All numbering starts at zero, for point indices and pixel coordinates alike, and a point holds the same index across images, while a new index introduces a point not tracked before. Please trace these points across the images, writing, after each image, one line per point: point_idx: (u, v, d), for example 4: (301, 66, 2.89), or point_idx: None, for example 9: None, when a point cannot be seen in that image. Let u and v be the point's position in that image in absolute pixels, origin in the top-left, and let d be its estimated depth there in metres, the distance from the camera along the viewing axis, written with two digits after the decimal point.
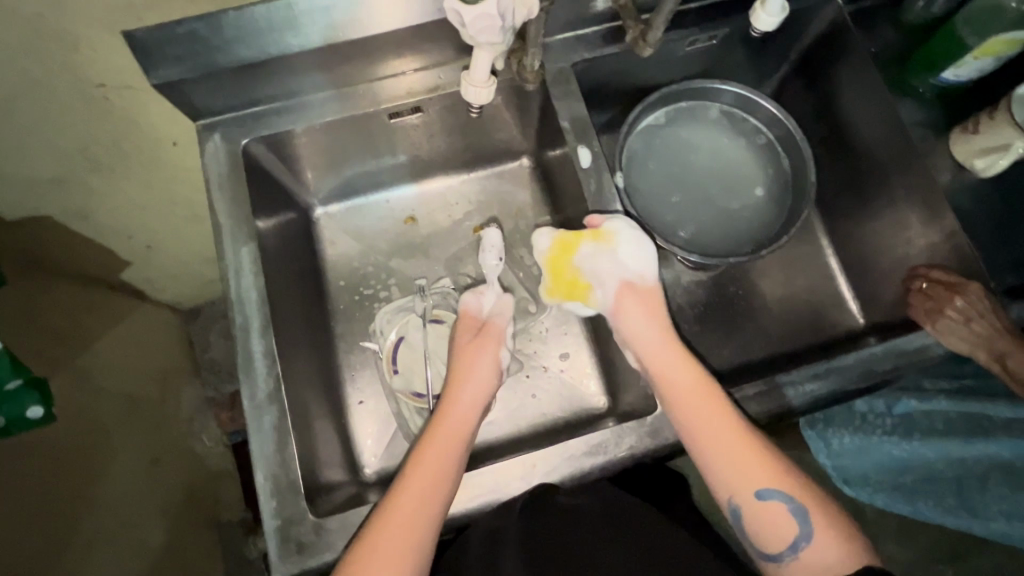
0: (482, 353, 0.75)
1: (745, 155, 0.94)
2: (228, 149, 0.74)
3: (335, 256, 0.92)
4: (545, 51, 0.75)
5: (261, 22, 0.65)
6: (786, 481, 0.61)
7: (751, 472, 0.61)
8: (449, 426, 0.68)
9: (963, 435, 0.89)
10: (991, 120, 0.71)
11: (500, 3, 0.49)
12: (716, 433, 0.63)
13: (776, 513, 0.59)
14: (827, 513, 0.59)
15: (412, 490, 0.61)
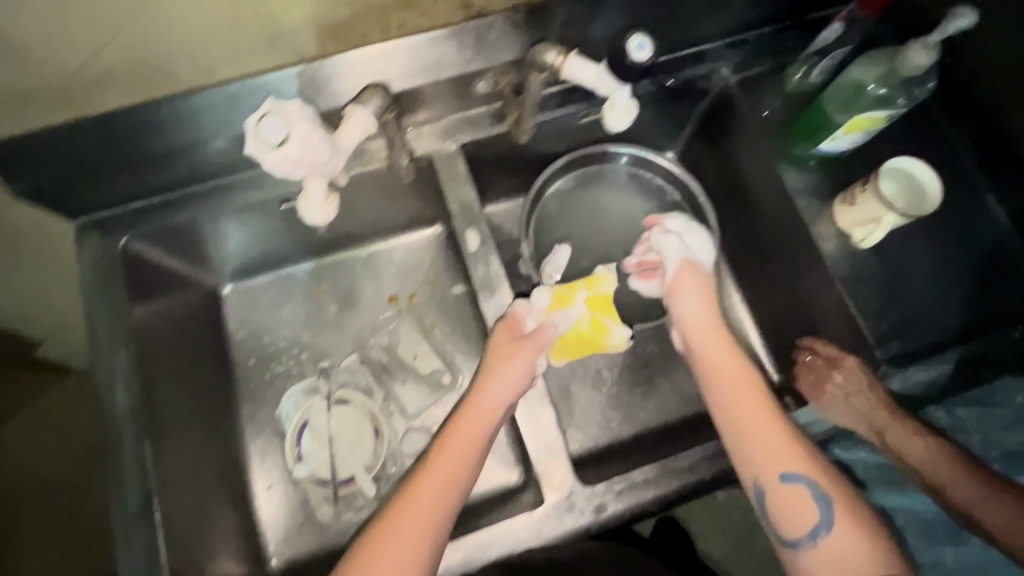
0: (525, 355, 0.71)
1: (655, 215, 0.94)
2: (105, 248, 0.72)
3: (243, 335, 0.89)
4: (431, 135, 0.76)
5: (121, 128, 0.63)
6: (814, 467, 0.61)
7: (781, 452, 0.61)
8: (473, 426, 0.67)
9: (883, 487, 0.82)
10: (863, 192, 0.74)
11: (299, 146, 0.62)
12: (744, 407, 0.65)
13: (798, 497, 0.60)
14: (852, 510, 0.59)
15: (429, 487, 0.63)
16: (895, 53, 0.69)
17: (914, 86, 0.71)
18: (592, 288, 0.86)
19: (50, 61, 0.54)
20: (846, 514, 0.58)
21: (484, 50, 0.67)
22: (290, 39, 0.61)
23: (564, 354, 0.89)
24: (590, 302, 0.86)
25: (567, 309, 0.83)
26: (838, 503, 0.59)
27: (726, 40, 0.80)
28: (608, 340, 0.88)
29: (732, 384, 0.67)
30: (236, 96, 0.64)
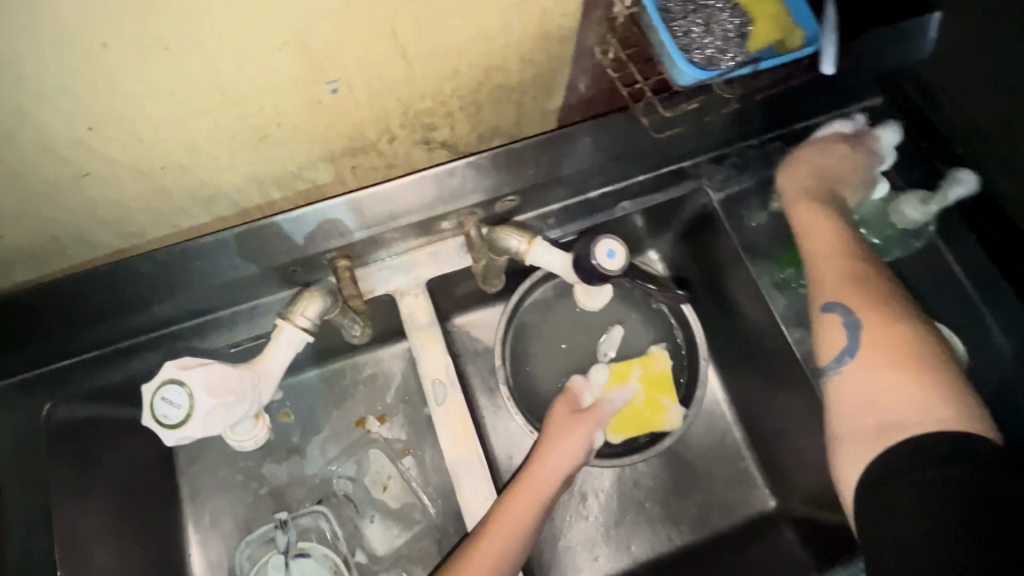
0: (586, 428, 0.75)
1: (640, 326, 0.88)
2: (26, 415, 0.64)
3: (195, 469, 0.81)
4: (393, 270, 0.70)
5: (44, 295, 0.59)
6: (892, 332, 0.58)
7: (833, 286, 0.62)
8: (545, 472, 0.71)
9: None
10: None
11: (203, 419, 0.56)
12: (823, 254, 0.65)
13: (834, 328, 0.61)
14: (909, 360, 0.56)
15: (513, 515, 0.66)
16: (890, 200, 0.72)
17: (911, 238, 0.72)
18: (652, 367, 0.85)
19: None
20: (906, 372, 0.56)
21: (445, 191, 0.63)
22: (227, 196, 0.56)
23: (619, 432, 0.83)
24: (645, 380, 0.84)
25: (620, 388, 0.83)
26: (901, 360, 0.56)
27: (707, 156, 0.76)
28: (666, 421, 0.83)
29: (817, 231, 0.66)
30: (165, 263, 0.59)
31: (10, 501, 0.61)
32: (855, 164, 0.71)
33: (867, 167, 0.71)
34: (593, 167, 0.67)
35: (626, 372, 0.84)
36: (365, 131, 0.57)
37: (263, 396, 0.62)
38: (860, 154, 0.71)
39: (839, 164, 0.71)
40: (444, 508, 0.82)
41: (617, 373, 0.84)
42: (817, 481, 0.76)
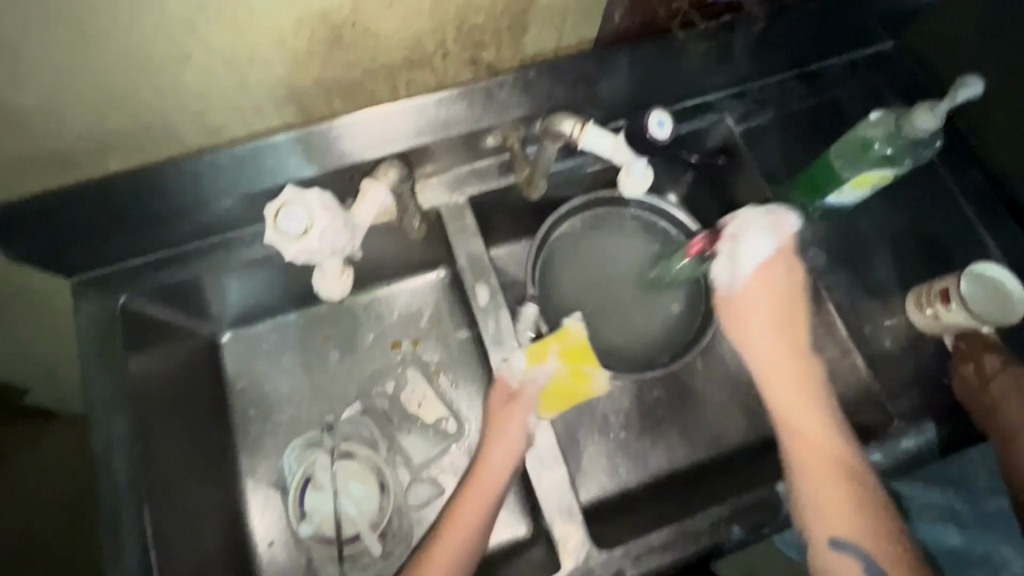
0: (518, 418, 0.69)
1: (662, 263, 0.92)
2: (100, 307, 0.69)
3: (242, 386, 0.86)
4: (438, 185, 0.75)
5: (124, 189, 0.63)
6: (861, 500, 0.63)
7: (836, 503, 0.63)
8: (476, 492, 0.67)
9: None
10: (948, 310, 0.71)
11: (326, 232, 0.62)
12: (815, 482, 0.65)
13: (849, 566, 0.61)
14: (875, 513, 0.63)
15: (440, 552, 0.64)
16: (903, 112, 0.69)
17: (922, 147, 0.71)
18: (567, 340, 0.73)
19: (50, 130, 0.53)
20: (891, 547, 0.62)
21: (492, 107, 0.67)
22: (297, 100, 0.60)
23: (552, 410, 0.72)
24: (565, 355, 0.72)
25: (541, 365, 0.71)
26: (863, 513, 0.63)
27: (730, 92, 0.81)
28: (593, 388, 0.73)
29: (807, 443, 0.67)
30: (245, 157, 0.64)
31: (91, 384, 0.67)
32: (796, 283, 0.73)
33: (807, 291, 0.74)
34: (626, 91, 0.72)
35: (545, 348, 0.72)
36: (423, 43, 0.60)
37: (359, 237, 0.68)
38: (798, 277, 0.73)
39: (790, 304, 0.73)
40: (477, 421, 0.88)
41: (534, 350, 0.72)
42: None
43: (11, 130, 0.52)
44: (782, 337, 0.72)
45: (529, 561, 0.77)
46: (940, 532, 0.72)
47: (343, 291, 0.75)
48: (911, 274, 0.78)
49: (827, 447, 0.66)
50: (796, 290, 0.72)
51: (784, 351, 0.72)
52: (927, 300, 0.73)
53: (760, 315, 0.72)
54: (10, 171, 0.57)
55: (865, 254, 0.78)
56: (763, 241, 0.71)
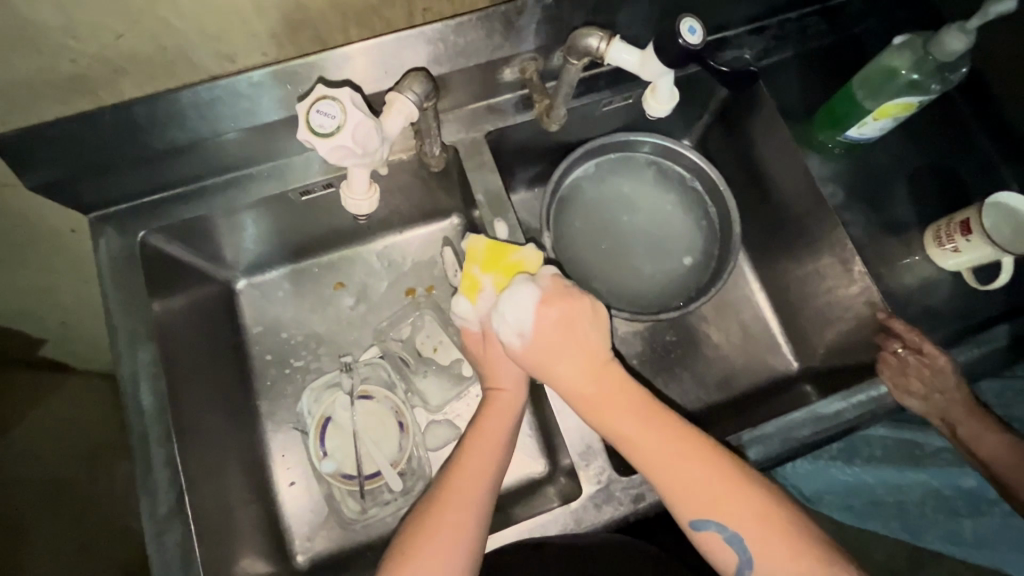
0: (500, 350, 0.68)
1: (676, 207, 0.88)
2: (122, 243, 0.70)
3: (259, 331, 0.86)
4: (452, 123, 0.75)
5: (140, 118, 0.61)
6: (715, 483, 0.57)
7: (697, 500, 0.57)
8: (487, 435, 0.65)
9: (897, 463, 0.90)
10: (968, 239, 0.72)
11: (354, 134, 0.55)
12: (646, 456, 0.58)
13: (713, 540, 0.57)
14: (742, 511, 0.56)
15: (458, 497, 0.60)
16: (930, 38, 0.69)
17: (948, 72, 0.72)
18: (480, 254, 0.68)
19: (63, 50, 0.51)
20: (763, 525, 0.55)
21: (512, 35, 0.66)
22: (313, 26, 0.58)
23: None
24: (488, 271, 0.68)
25: (480, 298, 0.68)
26: (732, 517, 0.56)
27: (749, 27, 0.79)
28: (530, 263, 0.68)
29: (641, 441, 0.59)
30: (261, 84, 0.62)
31: (119, 319, 0.69)
32: (576, 319, 0.62)
33: (587, 324, 0.63)
34: (648, 20, 0.70)
35: (475, 280, 0.68)
36: None
37: (392, 140, 0.61)
38: (570, 304, 0.62)
39: (581, 332, 0.62)
40: None
41: (470, 292, 0.69)
42: (840, 333, 0.81)
43: (25, 52, 0.50)
44: (577, 358, 0.61)
45: (545, 497, 0.79)
46: (953, 475, 0.86)
47: (372, 208, 0.67)
48: (926, 207, 0.79)
49: (660, 433, 0.59)
50: (574, 320, 0.62)
51: (580, 360, 0.61)
52: (946, 234, 0.74)
53: (546, 373, 0.62)
54: (21, 96, 0.54)
55: (879, 192, 0.79)
56: (522, 292, 0.63)
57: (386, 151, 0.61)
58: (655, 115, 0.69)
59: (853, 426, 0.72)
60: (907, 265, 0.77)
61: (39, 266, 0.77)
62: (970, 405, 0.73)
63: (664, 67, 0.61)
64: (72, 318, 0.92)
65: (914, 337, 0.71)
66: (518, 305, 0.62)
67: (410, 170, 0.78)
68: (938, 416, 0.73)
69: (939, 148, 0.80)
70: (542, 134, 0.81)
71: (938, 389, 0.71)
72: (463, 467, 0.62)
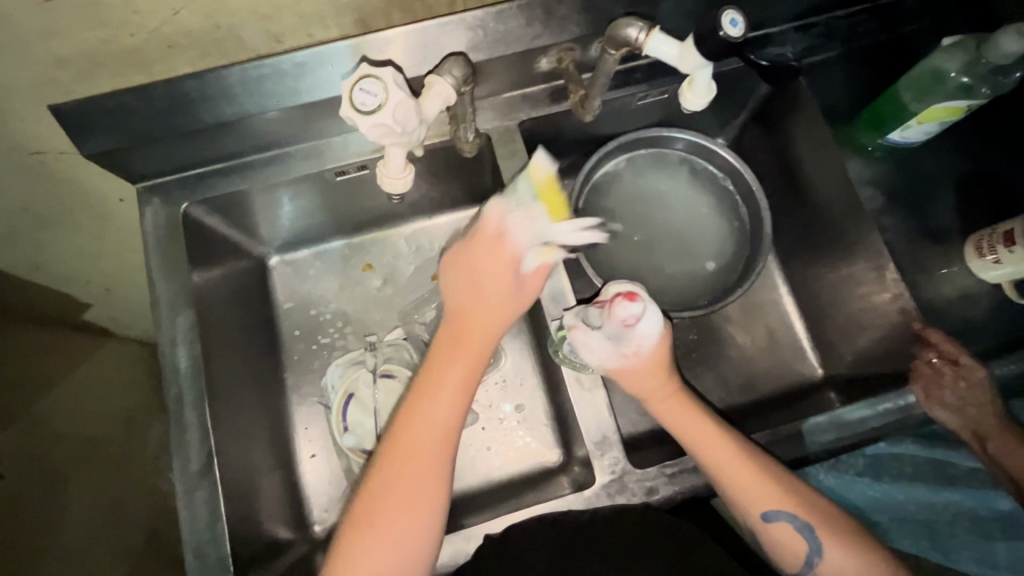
0: (494, 266, 0.64)
1: (706, 205, 0.88)
2: (166, 214, 0.73)
3: (290, 307, 0.89)
4: (488, 110, 0.76)
5: (190, 92, 0.63)
6: (776, 480, 0.62)
7: (768, 496, 0.62)
8: (438, 385, 0.62)
9: (929, 482, 0.87)
10: (1011, 251, 0.70)
11: (394, 113, 0.57)
12: (721, 461, 0.63)
13: (785, 531, 0.62)
14: (806, 501, 0.62)
15: (406, 460, 0.59)
16: (983, 41, 0.67)
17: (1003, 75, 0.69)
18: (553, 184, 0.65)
19: (124, 24, 0.53)
20: (822, 514, 0.62)
21: (551, 24, 0.66)
22: (361, 10, 0.59)
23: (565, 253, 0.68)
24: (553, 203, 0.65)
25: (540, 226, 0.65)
26: (801, 508, 0.62)
27: (794, 24, 0.77)
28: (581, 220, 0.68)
29: (711, 450, 0.63)
30: (306, 64, 0.63)
31: (160, 286, 0.72)
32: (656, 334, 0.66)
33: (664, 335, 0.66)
34: (689, 13, 0.69)
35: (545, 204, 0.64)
36: None
37: (428, 122, 0.62)
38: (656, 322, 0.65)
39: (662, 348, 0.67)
40: (510, 349, 0.87)
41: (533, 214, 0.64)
42: (870, 342, 0.79)
43: (89, 28, 0.53)
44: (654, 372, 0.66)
45: (558, 485, 0.79)
46: (989, 497, 0.85)
47: (406, 187, 0.68)
48: (971, 217, 0.76)
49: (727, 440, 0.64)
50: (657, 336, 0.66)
51: (655, 370, 0.67)
52: (988, 245, 0.72)
53: (644, 393, 0.68)
54: (83, 67, 0.57)
55: (920, 199, 0.77)
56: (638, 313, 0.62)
57: (424, 133, 0.62)
58: (690, 109, 0.69)
59: (879, 434, 0.71)
60: (945, 275, 0.75)
61: (89, 232, 0.81)
62: (1002, 419, 0.71)
63: (705, 60, 0.61)
64: (116, 285, 0.97)
65: (952, 347, 0.69)
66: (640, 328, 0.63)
67: (444, 156, 0.79)
68: (969, 430, 0.72)
69: (986, 156, 0.77)
70: (575, 125, 0.81)
71: (970, 402, 0.70)
72: (415, 416, 0.61)
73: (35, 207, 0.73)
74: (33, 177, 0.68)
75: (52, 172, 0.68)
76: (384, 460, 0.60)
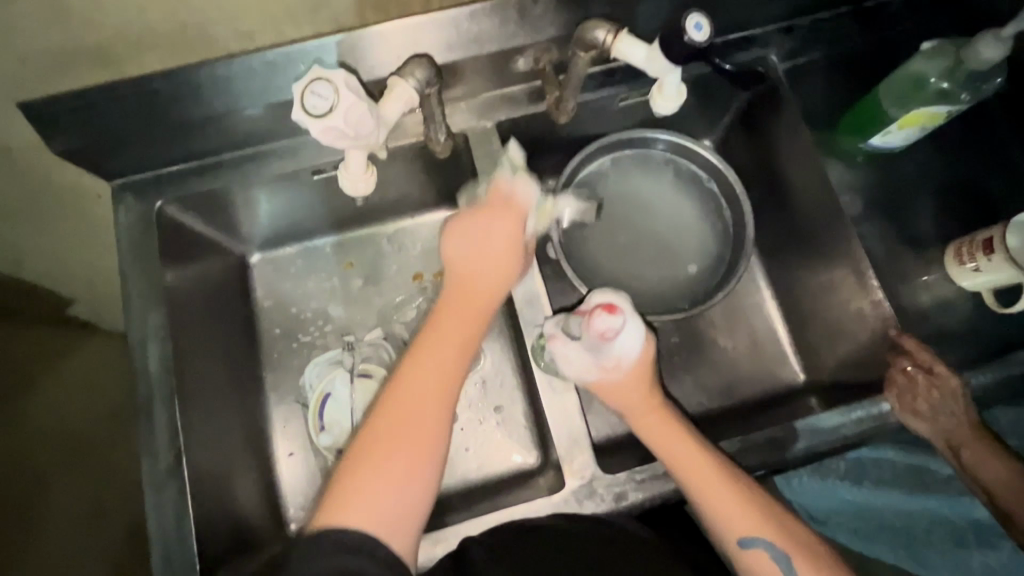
0: (500, 226, 0.65)
1: (689, 208, 0.87)
2: (141, 211, 0.73)
3: (270, 305, 0.89)
4: (466, 111, 0.75)
5: (162, 91, 0.63)
6: (752, 503, 0.60)
7: (742, 517, 0.59)
8: (447, 331, 0.62)
9: (908, 488, 0.87)
10: (990, 260, 0.69)
11: (345, 116, 0.56)
12: (698, 480, 0.61)
13: (762, 560, 0.59)
14: (782, 528, 0.60)
15: (408, 406, 0.58)
16: (963, 45, 0.66)
17: (980, 81, 0.69)
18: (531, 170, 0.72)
19: (89, 23, 0.53)
20: (800, 542, 0.59)
21: (527, 24, 0.66)
22: (330, 10, 0.59)
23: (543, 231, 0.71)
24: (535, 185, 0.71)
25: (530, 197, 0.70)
26: (779, 537, 0.59)
27: (777, 26, 0.76)
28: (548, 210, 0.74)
29: (689, 467, 0.62)
30: (277, 63, 0.63)
31: (134, 283, 0.72)
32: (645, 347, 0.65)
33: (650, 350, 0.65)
34: (667, 15, 0.68)
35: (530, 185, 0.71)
36: None
37: (387, 126, 0.62)
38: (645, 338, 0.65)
39: (647, 363, 0.65)
40: (489, 351, 0.86)
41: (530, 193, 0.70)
42: (850, 349, 0.78)
43: (50, 27, 0.52)
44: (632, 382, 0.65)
45: (534, 488, 0.79)
46: (964, 505, 0.84)
47: (368, 190, 0.68)
48: (953, 224, 0.75)
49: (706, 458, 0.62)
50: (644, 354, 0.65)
51: (636, 383, 0.65)
52: (968, 252, 0.71)
53: (625, 406, 0.66)
54: (50, 66, 0.57)
55: (902, 204, 0.76)
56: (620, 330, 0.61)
57: (383, 136, 0.62)
58: (663, 113, 0.68)
59: (853, 442, 0.70)
60: (924, 282, 0.75)
61: (68, 229, 0.81)
62: (976, 429, 0.70)
63: (672, 63, 0.60)
64: (99, 282, 0.97)
65: (925, 356, 0.69)
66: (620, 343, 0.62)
67: (423, 155, 0.78)
68: (944, 441, 0.71)
69: (970, 162, 0.76)
70: (556, 126, 0.80)
71: (943, 414, 0.69)
72: (412, 377, 0.59)
73: (10, 203, 0.73)
74: (7, 173, 0.68)
75: (25, 169, 0.68)
76: (378, 418, 0.57)
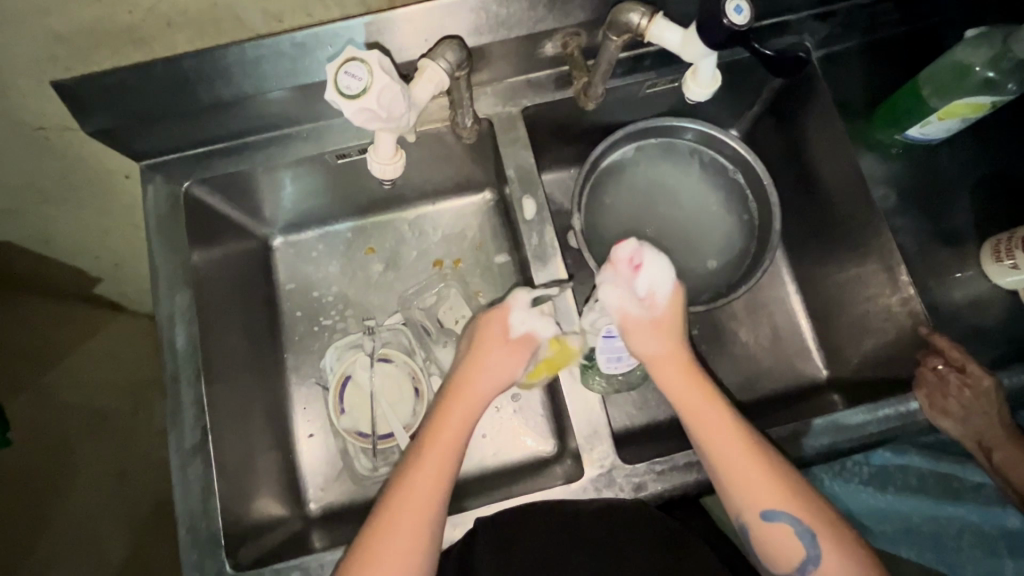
0: (494, 352, 0.64)
1: (714, 198, 0.85)
2: (169, 191, 0.74)
3: (291, 288, 0.90)
4: (492, 95, 0.75)
5: (190, 72, 0.63)
6: (781, 485, 0.59)
7: (773, 499, 0.58)
8: (438, 443, 0.61)
9: (936, 496, 0.85)
10: None
11: (380, 99, 0.56)
12: (732, 455, 0.60)
13: (789, 542, 0.58)
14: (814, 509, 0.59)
15: (402, 526, 0.58)
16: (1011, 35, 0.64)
17: None
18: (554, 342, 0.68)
19: (121, 3, 0.53)
20: (831, 528, 0.58)
21: (556, 7, 0.65)
22: None
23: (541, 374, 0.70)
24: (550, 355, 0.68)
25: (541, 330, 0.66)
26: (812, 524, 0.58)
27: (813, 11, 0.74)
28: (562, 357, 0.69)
29: (723, 444, 0.60)
30: (304, 45, 0.63)
31: (162, 263, 0.73)
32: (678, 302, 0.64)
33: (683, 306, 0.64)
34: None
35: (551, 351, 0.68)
36: None
37: (418, 108, 0.61)
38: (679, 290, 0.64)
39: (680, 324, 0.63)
40: None
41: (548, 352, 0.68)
42: (877, 345, 0.77)
43: (84, 8, 0.53)
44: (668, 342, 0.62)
45: (550, 476, 0.79)
46: (995, 513, 0.83)
47: (397, 174, 0.68)
48: (989, 220, 0.73)
49: (741, 436, 0.60)
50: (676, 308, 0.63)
51: (673, 347, 0.63)
52: (1006, 249, 0.69)
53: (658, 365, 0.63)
54: (83, 45, 0.57)
55: (937, 199, 0.74)
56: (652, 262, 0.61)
57: (413, 118, 0.62)
58: (694, 100, 0.67)
59: (878, 440, 0.69)
60: (957, 279, 0.73)
61: (95, 209, 0.82)
62: (1008, 429, 0.69)
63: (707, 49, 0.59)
64: (125, 262, 0.98)
65: (957, 354, 0.67)
66: (648, 278, 0.61)
67: (446, 140, 0.78)
68: (973, 438, 0.70)
69: (1009, 156, 0.74)
70: (581, 113, 0.79)
71: (974, 412, 0.67)
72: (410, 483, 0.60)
73: (40, 181, 0.74)
74: (38, 152, 0.69)
75: (57, 148, 0.69)
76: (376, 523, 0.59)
